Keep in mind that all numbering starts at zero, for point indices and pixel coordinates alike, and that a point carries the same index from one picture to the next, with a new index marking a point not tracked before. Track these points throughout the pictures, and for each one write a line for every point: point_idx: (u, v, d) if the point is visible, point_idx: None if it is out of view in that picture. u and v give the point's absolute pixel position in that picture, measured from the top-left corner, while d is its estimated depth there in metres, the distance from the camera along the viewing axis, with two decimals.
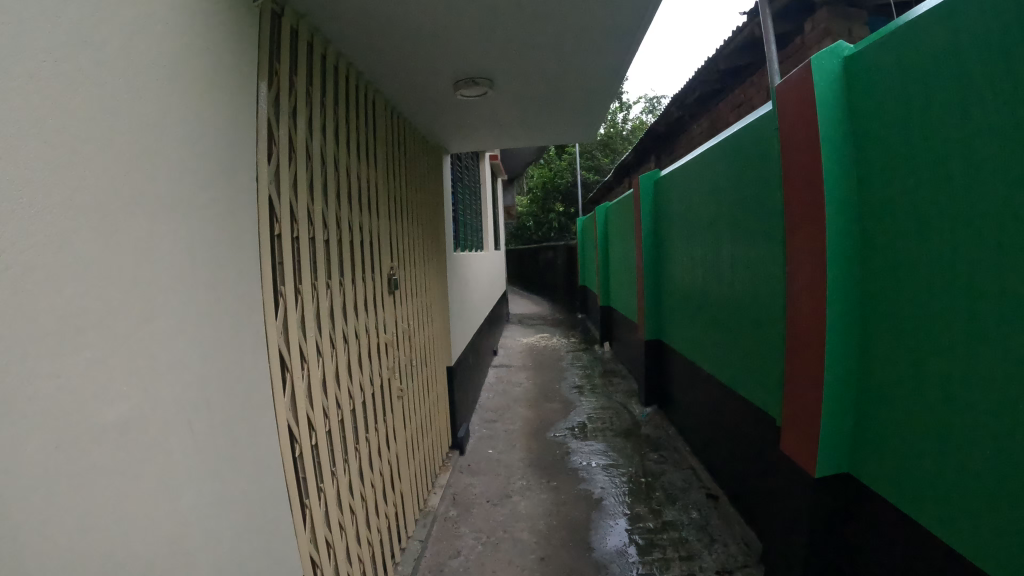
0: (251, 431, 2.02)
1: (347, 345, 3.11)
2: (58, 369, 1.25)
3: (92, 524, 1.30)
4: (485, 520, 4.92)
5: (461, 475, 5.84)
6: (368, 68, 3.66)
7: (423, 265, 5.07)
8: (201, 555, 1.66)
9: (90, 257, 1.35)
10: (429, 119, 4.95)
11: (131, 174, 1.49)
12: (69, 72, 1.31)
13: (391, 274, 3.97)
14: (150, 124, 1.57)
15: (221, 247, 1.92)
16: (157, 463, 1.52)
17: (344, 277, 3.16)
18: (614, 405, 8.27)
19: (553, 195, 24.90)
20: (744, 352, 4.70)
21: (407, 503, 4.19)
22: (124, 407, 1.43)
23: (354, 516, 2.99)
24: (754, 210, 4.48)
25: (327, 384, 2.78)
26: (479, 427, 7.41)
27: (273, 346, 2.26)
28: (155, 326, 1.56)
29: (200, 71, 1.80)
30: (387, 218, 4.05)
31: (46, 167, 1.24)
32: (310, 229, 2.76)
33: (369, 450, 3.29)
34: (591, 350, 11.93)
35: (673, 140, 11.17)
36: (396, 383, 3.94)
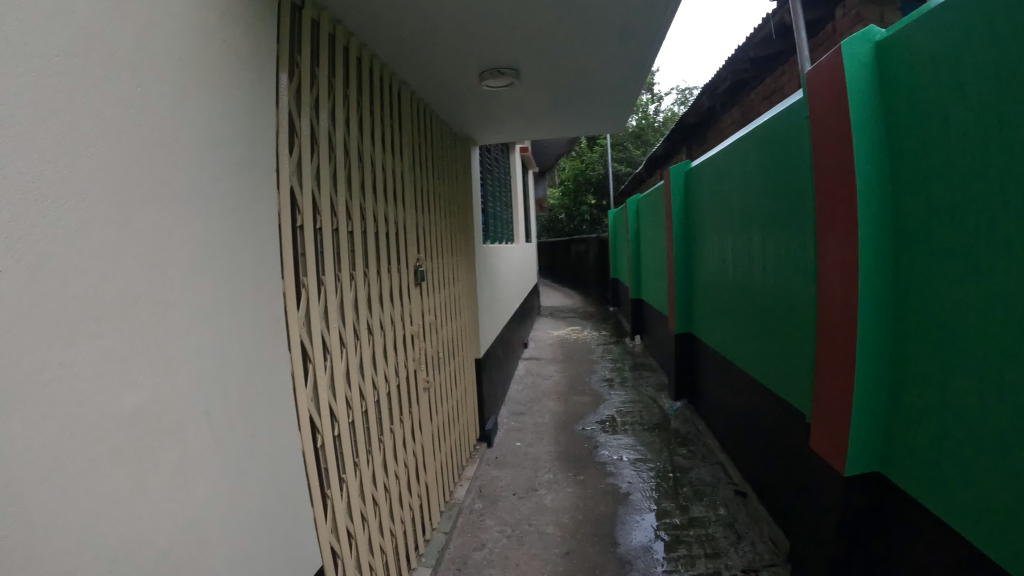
0: (269, 424, 2.01)
1: (372, 336, 3.11)
2: (72, 358, 1.25)
3: (104, 518, 1.30)
4: (511, 513, 4.91)
5: (489, 467, 5.84)
6: (393, 59, 3.65)
7: (451, 257, 5.07)
8: (215, 548, 1.66)
9: (106, 249, 1.35)
10: (456, 109, 4.93)
11: (147, 168, 1.49)
12: (82, 66, 1.31)
13: (417, 266, 3.97)
14: (166, 117, 1.57)
15: (239, 238, 1.90)
16: (172, 457, 1.52)
17: (369, 268, 3.15)
18: (643, 399, 8.21)
19: (585, 187, 24.79)
20: (775, 346, 4.63)
21: (433, 496, 4.20)
22: (141, 397, 1.43)
23: (378, 509, 2.99)
24: (785, 202, 4.40)
25: (351, 376, 2.78)
26: (508, 420, 7.40)
27: (293, 338, 2.25)
28: (170, 319, 1.55)
29: (216, 64, 1.80)
30: (414, 210, 4.05)
31: (57, 157, 1.23)
32: (334, 221, 2.76)
33: (393, 442, 3.29)
34: (622, 343, 11.86)
35: (704, 130, 11.05)
36: (423, 376, 3.94)
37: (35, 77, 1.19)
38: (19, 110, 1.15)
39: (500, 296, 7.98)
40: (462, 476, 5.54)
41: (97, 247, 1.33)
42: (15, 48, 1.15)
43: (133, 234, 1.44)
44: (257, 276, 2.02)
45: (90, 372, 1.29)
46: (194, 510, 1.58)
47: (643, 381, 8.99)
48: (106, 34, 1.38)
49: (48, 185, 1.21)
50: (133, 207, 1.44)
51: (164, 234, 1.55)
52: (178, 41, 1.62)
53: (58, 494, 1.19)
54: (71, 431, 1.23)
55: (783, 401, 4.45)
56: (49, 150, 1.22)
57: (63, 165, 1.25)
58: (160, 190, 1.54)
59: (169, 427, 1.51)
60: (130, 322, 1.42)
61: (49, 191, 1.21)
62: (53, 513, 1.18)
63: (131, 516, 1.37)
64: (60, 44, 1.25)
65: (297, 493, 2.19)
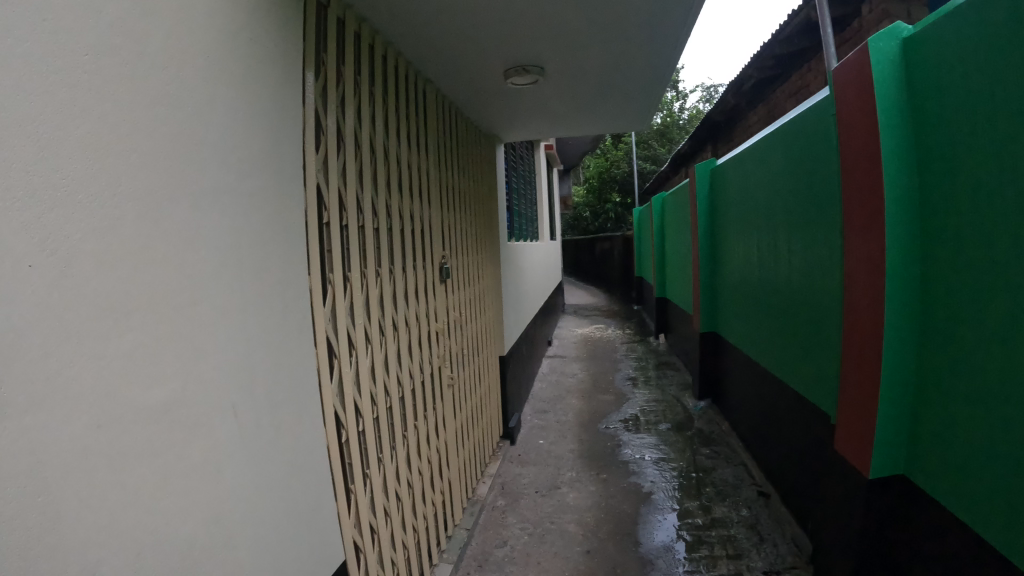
0: (295, 418, 2.04)
1: (397, 333, 3.13)
2: (103, 352, 1.28)
3: (130, 508, 1.32)
4: (534, 510, 4.92)
5: (512, 465, 5.85)
6: (419, 57, 3.67)
7: (476, 254, 5.08)
8: (239, 540, 1.68)
9: (136, 246, 1.38)
10: (481, 107, 4.94)
11: (176, 166, 1.52)
12: (113, 66, 1.33)
13: (442, 264, 3.99)
14: (194, 115, 1.59)
15: (266, 234, 1.93)
16: (199, 450, 1.54)
17: (394, 265, 3.18)
18: (667, 398, 8.19)
19: (609, 185, 24.72)
20: (800, 347, 4.59)
21: (455, 493, 4.21)
22: (169, 391, 1.46)
23: (401, 504, 3.01)
24: (811, 201, 4.36)
25: (376, 372, 2.80)
26: (532, 417, 7.41)
27: (320, 333, 2.28)
28: (197, 312, 1.57)
29: (244, 63, 1.82)
30: (439, 207, 4.06)
31: (86, 151, 1.25)
32: (360, 218, 2.78)
33: (417, 438, 3.31)
34: (646, 341, 11.82)
35: (730, 128, 10.98)
36: (447, 372, 3.96)
37: (63, 72, 1.21)
38: (47, 104, 1.17)
39: (524, 294, 8.00)
40: (485, 472, 5.57)
41: (125, 242, 1.35)
42: (42, 43, 1.17)
43: (161, 229, 1.46)
44: (284, 271, 2.04)
45: (119, 365, 1.32)
46: (219, 502, 1.60)
47: (667, 380, 8.95)
48: (134, 30, 1.40)
49: (77, 180, 1.23)
50: (161, 203, 1.47)
51: (192, 229, 1.57)
52: (205, 37, 1.64)
53: (84, 485, 1.21)
54: (99, 423, 1.26)
55: (808, 401, 4.42)
56: (78, 144, 1.24)
57: (91, 161, 1.27)
58: (187, 185, 1.56)
59: (195, 419, 1.54)
60: (158, 316, 1.44)
61: (78, 185, 1.23)
62: (79, 504, 1.20)
63: (156, 507, 1.39)
64: (88, 39, 1.27)
65: (322, 488, 2.21)
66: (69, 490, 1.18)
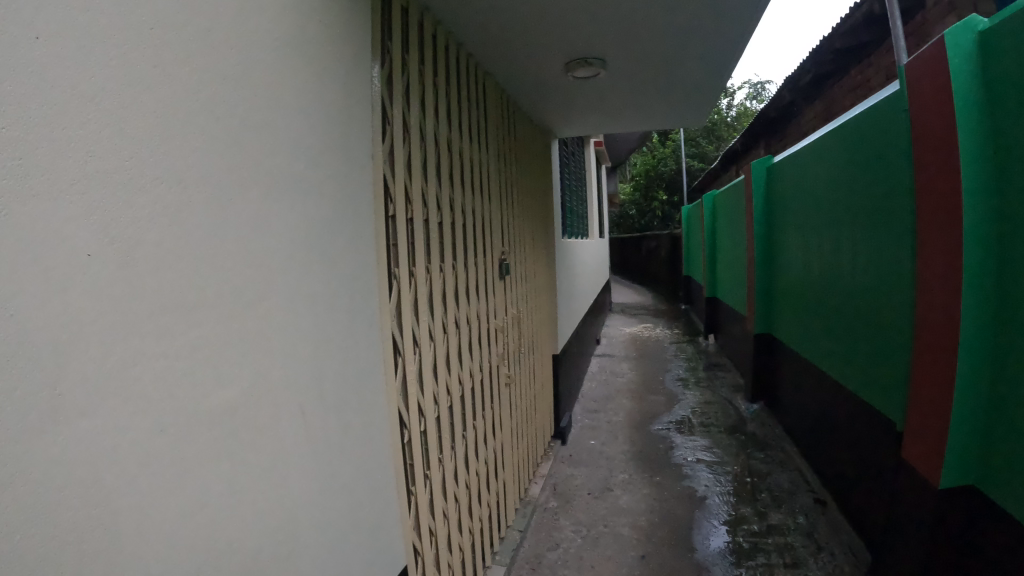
0: (361, 419, 1.97)
1: (458, 329, 3.07)
2: (168, 349, 1.22)
3: (192, 514, 1.26)
4: (586, 513, 4.83)
5: (563, 465, 5.77)
6: (480, 49, 3.60)
7: (532, 251, 5.00)
8: (301, 547, 1.61)
9: (202, 239, 1.33)
10: (538, 101, 4.86)
11: (244, 156, 1.46)
12: (180, 50, 1.28)
13: (502, 259, 3.92)
14: (262, 104, 1.53)
15: (334, 228, 1.86)
16: (263, 453, 1.48)
17: (457, 259, 3.12)
18: (719, 400, 8.02)
19: (657, 183, 24.44)
20: (865, 351, 4.41)
21: (509, 494, 4.15)
22: (235, 389, 1.40)
23: (459, 505, 2.95)
24: (879, 199, 4.18)
25: (438, 370, 2.75)
26: (582, 417, 7.32)
27: (386, 330, 2.21)
28: (261, 309, 1.50)
29: (313, 49, 1.76)
30: (499, 202, 4.00)
31: (145, 136, 1.18)
32: (424, 211, 2.72)
33: (475, 437, 3.25)
34: (695, 342, 11.62)
35: (784, 126, 10.73)
36: (505, 371, 3.89)
37: (122, 50, 1.14)
38: (104, 84, 1.10)
39: (577, 292, 7.90)
40: (537, 473, 5.49)
41: (187, 236, 1.28)
42: (101, 18, 1.10)
43: (225, 222, 1.39)
44: (352, 267, 1.97)
45: (180, 365, 1.25)
46: (280, 508, 1.54)
47: (719, 382, 8.76)
48: (197, 10, 1.32)
49: (136, 167, 1.16)
50: (224, 194, 1.40)
51: (257, 222, 1.50)
52: (271, 21, 1.57)
53: (140, 492, 1.15)
54: (158, 426, 1.19)
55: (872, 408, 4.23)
56: (138, 129, 1.17)
57: (151, 147, 1.20)
58: (252, 175, 1.49)
59: (258, 421, 1.47)
60: (221, 314, 1.37)
61: (137, 171, 1.16)
62: (136, 512, 1.13)
63: (216, 514, 1.33)
64: (148, 17, 1.20)
65: (385, 491, 2.14)
66: (124, 497, 1.11)
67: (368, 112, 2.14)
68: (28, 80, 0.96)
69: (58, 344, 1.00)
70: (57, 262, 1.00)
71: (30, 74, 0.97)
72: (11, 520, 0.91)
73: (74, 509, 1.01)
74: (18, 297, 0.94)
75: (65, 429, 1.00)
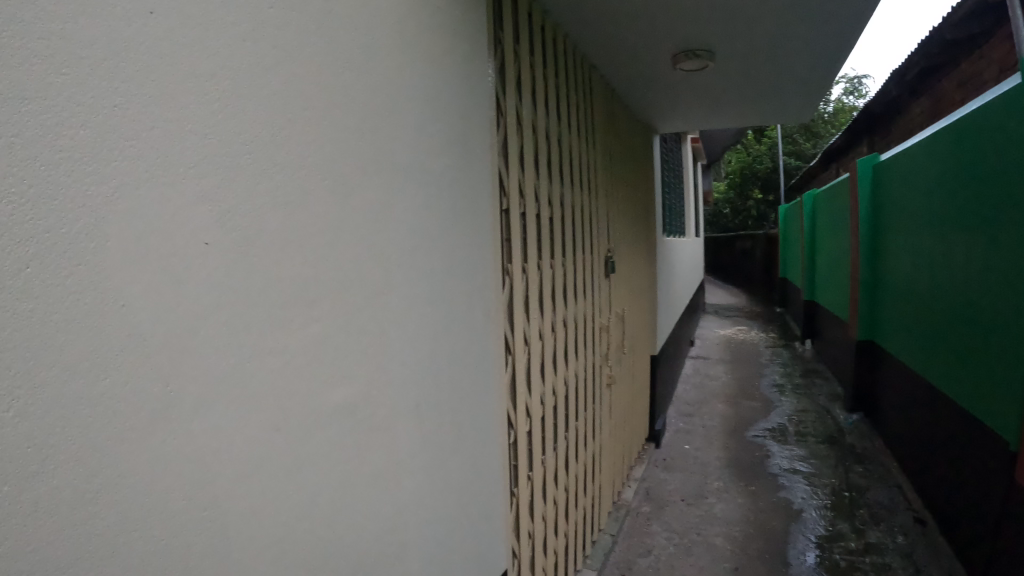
0: (468, 416, 1.94)
1: (563, 327, 3.02)
2: (287, 348, 1.21)
3: (303, 515, 1.25)
4: (679, 520, 4.71)
5: (657, 469, 5.66)
6: (587, 42, 3.52)
7: (633, 249, 4.90)
8: (406, 541, 1.59)
9: (323, 237, 1.31)
10: (641, 95, 4.74)
11: (365, 153, 1.44)
12: (303, 45, 1.26)
13: (607, 256, 3.85)
14: (382, 99, 1.51)
15: (450, 218, 1.83)
16: (375, 454, 1.46)
17: (564, 255, 3.07)
18: (817, 409, 7.71)
19: (754, 181, 23.77)
20: (977, 364, 4.12)
21: (604, 496, 4.08)
22: (351, 389, 1.38)
23: (557, 506, 2.91)
24: (996, 202, 3.89)
25: (543, 368, 2.71)
26: (676, 420, 7.17)
27: (496, 327, 2.19)
28: (379, 299, 1.48)
29: (432, 44, 1.73)
30: (604, 198, 3.92)
31: (268, 115, 1.17)
32: (535, 206, 2.68)
33: (575, 437, 3.20)
34: (793, 347, 11.23)
35: (890, 121, 10.20)
36: (606, 370, 3.82)
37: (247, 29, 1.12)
38: (228, 61, 1.08)
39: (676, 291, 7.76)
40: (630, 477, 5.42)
41: (309, 223, 1.27)
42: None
43: (346, 209, 1.38)
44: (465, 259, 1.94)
45: (299, 356, 1.24)
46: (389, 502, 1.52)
47: (817, 389, 8.43)
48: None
49: (259, 155, 1.15)
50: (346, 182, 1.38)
51: (376, 209, 1.48)
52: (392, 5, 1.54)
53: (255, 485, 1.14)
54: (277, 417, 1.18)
55: (981, 427, 3.94)
56: (260, 110, 1.15)
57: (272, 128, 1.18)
58: (371, 161, 1.46)
59: (372, 412, 1.45)
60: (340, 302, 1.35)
61: (259, 155, 1.15)
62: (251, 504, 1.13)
63: (328, 506, 1.31)
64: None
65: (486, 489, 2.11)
66: (242, 487, 1.10)
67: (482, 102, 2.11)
68: (158, 59, 0.95)
69: (182, 331, 0.99)
70: (183, 246, 0.99)
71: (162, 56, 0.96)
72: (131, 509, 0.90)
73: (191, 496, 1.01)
74: (145, 284, 0.93)
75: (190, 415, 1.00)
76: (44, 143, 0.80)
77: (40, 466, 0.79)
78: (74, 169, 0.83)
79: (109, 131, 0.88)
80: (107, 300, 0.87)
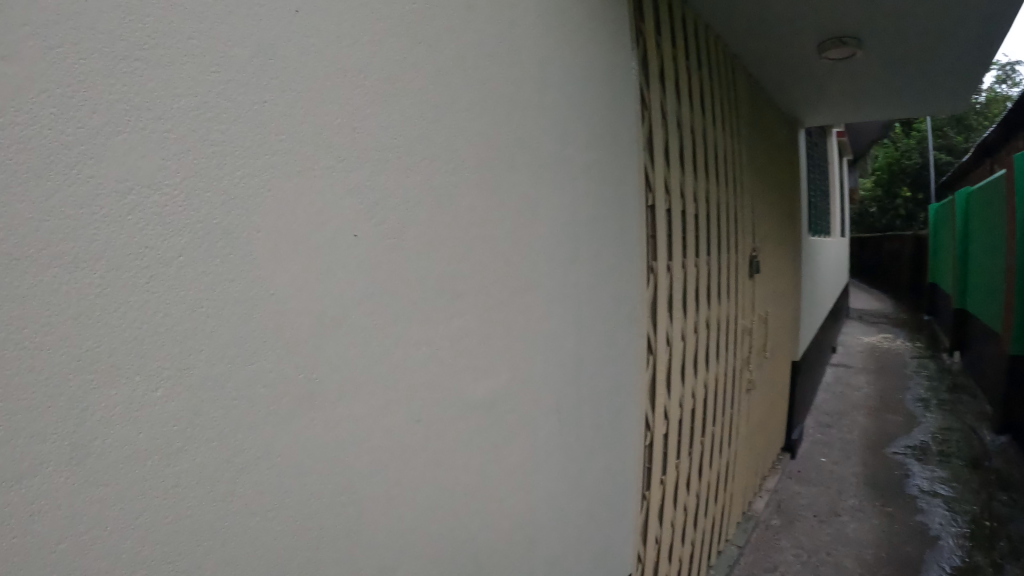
0: (598, 420, 1.89)
1: (706, 328, 2.92)
2: (434, 362, 1.20)
3: (445, 528, 1.25)
4: (809, 537, 4.47)
5: (790, 482, 5.43)
6: (732, 34, 3.37)
7: (777, 248, 4.68)
8: (530, 554, 1.56)
9: (471, 249, 1.30)
10: (788, 86, 4.50)
11: (509, 162, 1.42)
12: (455, 57, 1.25)
13: (752, 255, 3.69)
14: (526, 109, 1.48)
15: (588, 216, 1.78)
16: (507, 467, 1.45)
17: (710, 254, 2.96)
18: (967, 427, 7.15)
19: (902, 179, 22.35)
20: None
21: (735, 504, 3.95)
22: (490, 398, 1.37)
23: (689, 512, 2.83)
24: None
25: (683, 370, 2.63)
26: (814, 431, 6.87)
27: (635, 326, 2.13)
28: (518, 303, 1.46)
29: (573, 49, 1.70)
30: (749, 195, 3.77)
31: (417, 111, 1.15)
32: (682, 203, 2.60)
33: (711, 441, 3.10)
34: (942, 359, 10.48)
35: None
36: (746, 374, 3.68)
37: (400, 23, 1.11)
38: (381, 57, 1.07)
39: (819, 294, 7.42)
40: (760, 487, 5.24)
41: (456, 222, 1.25)
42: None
43: (491, 209, 1.35)
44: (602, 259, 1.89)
45: (445, 360, 1.22)
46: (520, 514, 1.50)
47: (967, 406, 7.82)
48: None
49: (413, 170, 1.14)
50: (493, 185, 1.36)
51: (518, 209, 1.45)
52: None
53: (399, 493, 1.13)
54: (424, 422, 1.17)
55: None
56: (412, 107, 1.13)
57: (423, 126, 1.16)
58: (513, 160, 1.43)
59: (507, 416, 1.42)
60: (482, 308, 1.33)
61: (410, 152, 1.13)
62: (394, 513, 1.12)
63: (466, 513, 1.30)
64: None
65: (615, 495, 2.07)
66: (389, 497, 1.10)
67: (626, 94, 2.05)
68: (317, 59, 0.95)
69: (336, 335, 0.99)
70: (340, 249, 0.99)
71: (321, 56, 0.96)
72: (280, 515, 0.91)
73: (337, 504, 1.01)
74: (302, 295, 0.94)
75: (342, 420, 1.00)
76: (210, 145, 0.81)
77: (200, 464, 0.81)
78: (240, 173, 0.84)
79: (271, 131, 0.88)
80: (267, 317, 0.88)
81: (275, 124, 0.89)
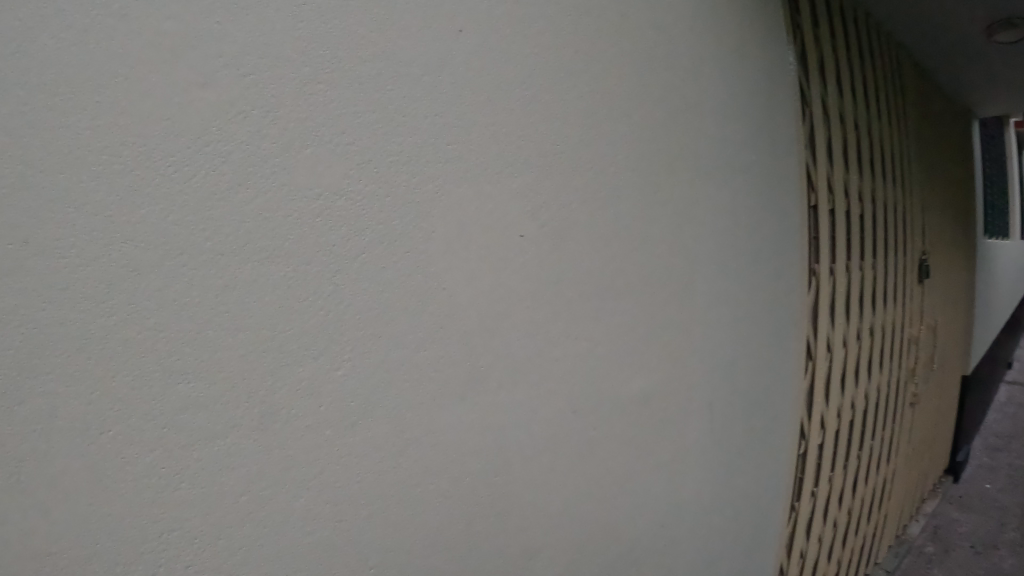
0: (745, 432, 1.84)
1: (872, 334, 2.75)
2: (561, 378, 1.24)
3: (566, 540, 1.30)
4: (967, 567, 4.12)
5: (947, 507, 5.04)
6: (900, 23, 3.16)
7: (950, 250, 4.33)
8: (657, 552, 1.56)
9: (607, 269, 1.31)
10: (963, 76, 4.15)
11: (652, 183, 1.42)
12: (592, 78, 1.26)
13: (922, 258, 3.44)
14: (673, 127, 1.47)
15: (740, 224, 1.72)
16: (636, 484, 1.46)
17: (877, 256, 2.78)
18: None
19: None
20: None
21: (890, 524, 3.72)
22: (621, 416, 1.39)
23: (843, 527, 2.69)
24: None
25: (845, 378, 2.49)
26: (980, 454, 6.35)
27: (794, 338, 2.04)
28: (651, 298, 1.44)
29: (727, 61, 1.65)
30: (920, 194, 3.52)
31: (544, 107, 1.17)
32: (849, 201, 2.45)
33: (871, 455, 2.93)
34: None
35: None
36: (912, 386, 3.43)
37: (528, 24, 1.13)
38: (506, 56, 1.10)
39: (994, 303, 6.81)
40: (917, 510, 4.93)
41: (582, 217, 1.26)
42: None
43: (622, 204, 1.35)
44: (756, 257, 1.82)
45: (564, 353, 1.24)
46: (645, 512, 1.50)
47: None
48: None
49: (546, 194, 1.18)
50: (625, 177, 1.35)
51: (654, 203, 1.43)
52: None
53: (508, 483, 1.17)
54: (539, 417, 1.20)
55: None
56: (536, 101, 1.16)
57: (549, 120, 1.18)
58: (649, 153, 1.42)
59: (634, 421, 1.43)
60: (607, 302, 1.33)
61: (533, 147, 1.16)
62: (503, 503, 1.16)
63: (582, 511, 1.32)
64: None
65: (762, 508, 2.00)
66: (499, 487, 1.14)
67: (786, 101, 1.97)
68: (443, 67, 1.00)
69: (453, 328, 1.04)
70: (460, 248, 1.04)
71: (446, 63, 1.00)
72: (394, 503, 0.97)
73: (450, 494, 1.06)
74: (430, 314, 1.00)
75: (456, 412, 1.05)
76: (348, 177, 0.88)
77: (332, 470, 0.88)
78: (370, 181, 0.90)
79: (400, 153, 0.94)
80: (393, 335, 0.95)
81: (402, 134, 0.94)
